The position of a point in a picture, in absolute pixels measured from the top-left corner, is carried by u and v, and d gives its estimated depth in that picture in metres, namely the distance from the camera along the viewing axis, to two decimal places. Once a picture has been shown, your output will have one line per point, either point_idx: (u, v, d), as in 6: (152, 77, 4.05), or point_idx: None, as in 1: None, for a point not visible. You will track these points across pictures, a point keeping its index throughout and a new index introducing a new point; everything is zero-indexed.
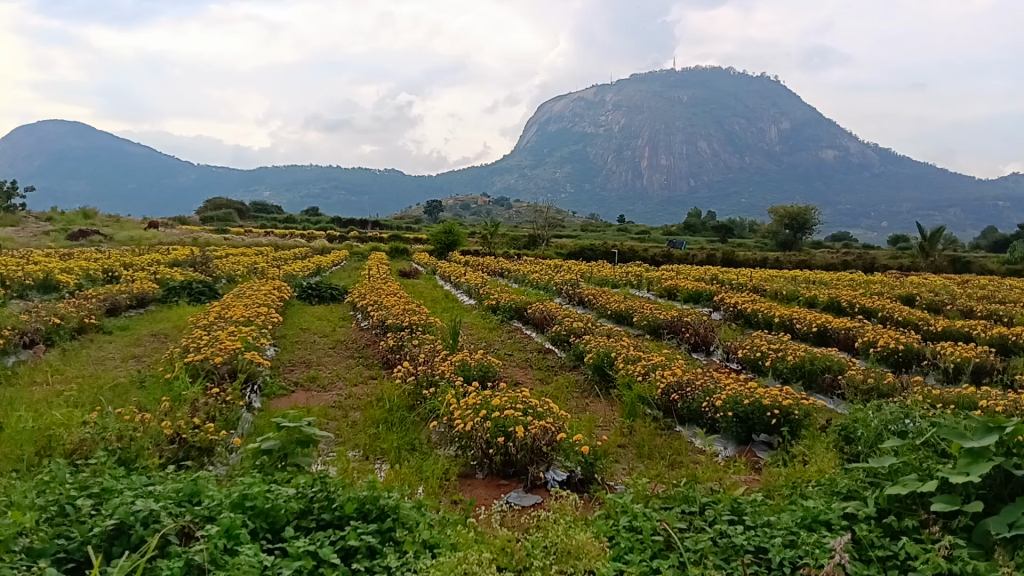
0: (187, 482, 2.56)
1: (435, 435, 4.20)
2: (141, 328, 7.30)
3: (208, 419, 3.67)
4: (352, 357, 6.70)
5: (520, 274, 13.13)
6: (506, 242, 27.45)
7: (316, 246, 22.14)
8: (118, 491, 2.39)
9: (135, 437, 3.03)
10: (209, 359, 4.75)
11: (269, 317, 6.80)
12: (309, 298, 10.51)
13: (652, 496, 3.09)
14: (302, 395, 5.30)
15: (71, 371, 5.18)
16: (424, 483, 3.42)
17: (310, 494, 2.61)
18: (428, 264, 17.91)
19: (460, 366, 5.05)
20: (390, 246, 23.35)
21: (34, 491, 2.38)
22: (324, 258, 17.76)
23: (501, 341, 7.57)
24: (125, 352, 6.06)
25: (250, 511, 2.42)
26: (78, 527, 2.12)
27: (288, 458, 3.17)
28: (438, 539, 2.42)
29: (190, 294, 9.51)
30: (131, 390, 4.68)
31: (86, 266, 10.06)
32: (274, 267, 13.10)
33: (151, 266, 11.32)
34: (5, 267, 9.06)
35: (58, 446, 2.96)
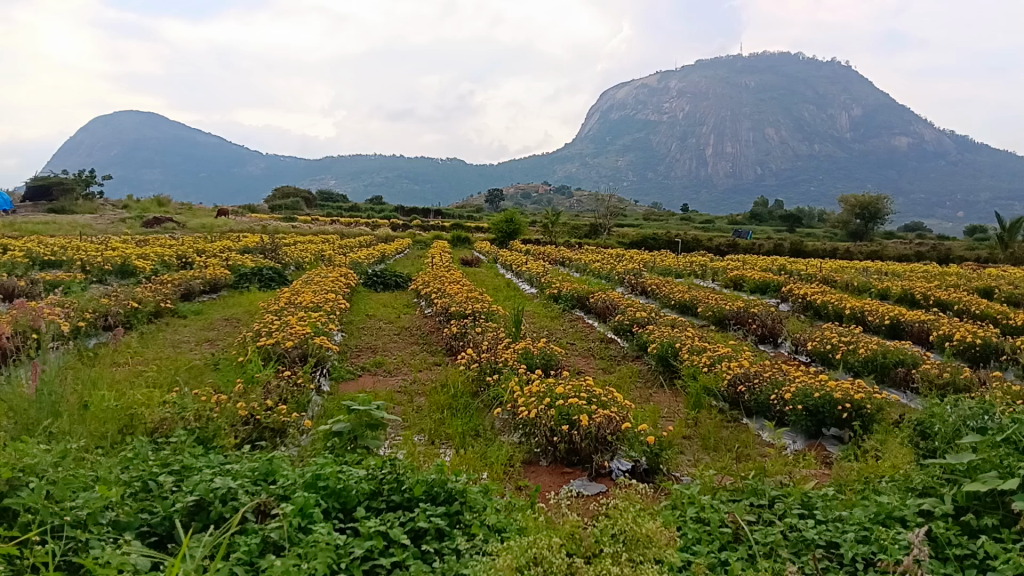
0: (263, 462, 2.63)
1: (499, 422, 4.23)
2: (214, 312, 7.53)
3: (280, 400, 3.79)
4: (416, 344, 6.77)
5: (582, 263, 13.08)
6: (568, 230, 27.34)
7: (379, 234, 22.44)
8: (197, 468, 2.47)
9: (212, 418, 3.14)
10: (280, 343, 4.87)
11: (337, 303, 6.94)
12: (374, 284, 10.67)
13: (719, 487, 3.06)
14: (369, 379, 5.41)
15: (149, 354, 5.37)
16: (489, 469, 3.45)
17: (380, 476, 2.66)
18: (490, 252, 17.98)
19: (523, 354, 5.06)
20: (452, 234, 23.51)
21: (119, 466, 2.48)
22: (387, 245, 17.99)
23: (563, 329, 7.57)
24: (199, 335, 6.27)
25: (322, 490, 2.47)
26: (160, 503, 2.21)
27: (358, 440, 3.25)
28: (504, 524, 2.44)
29: (260, 280, 9.75)
30: (207, 372, 4.85)
31: (161, 253, 10.40)
32: (340, 254, 13.33)
33: (223, 252, 11.65)
34: (86, 253, 9.43)
35: (139, 425, 3.07)
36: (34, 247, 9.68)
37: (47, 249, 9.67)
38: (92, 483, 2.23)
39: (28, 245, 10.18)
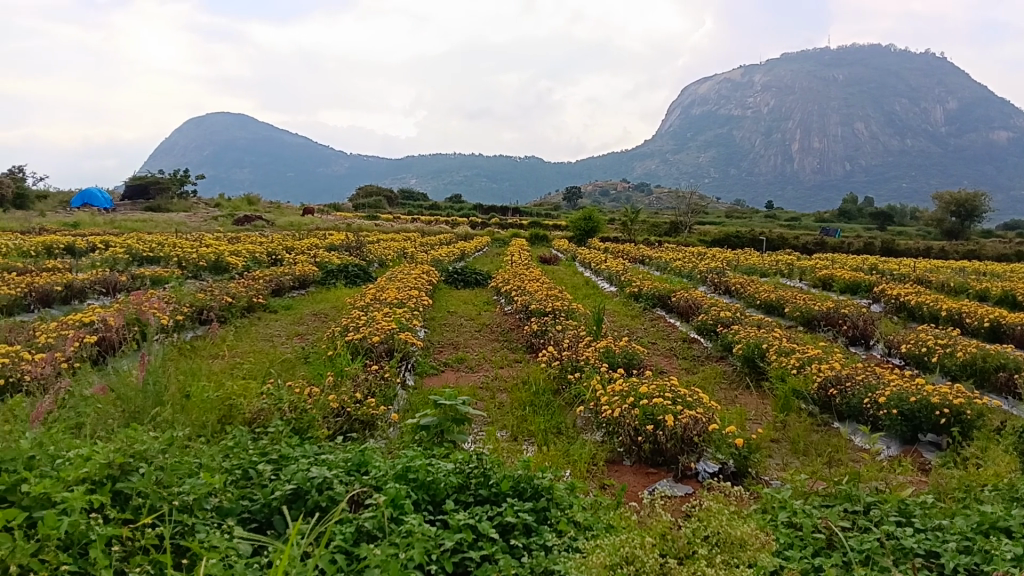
0: (356, 453, 2.70)
1: (581, 420, 4.21)
2: (303, 307, 7.75)
3: (369, 394, 3.90)
4: (497, 341, 6.81)
5: (663, 262, 12.92)
6: (648, 228, 27.04)
7: (458, 232, 22.70)
8: (294, 458, 2.56)
9: (307, 410, 3.27)
10: (367, 338, 4.99)
11: (420, 299, 7.04)
12: (455, 282, 10.78)
13: (810, 492, 2.98)
14: (451, 375, 5.48)
15: (243, 347, 5.57)
16: (572, 466, 3.44)
17: (468, 470, 2.69)
18: (569, 250, 17.93)
19: (606, 352, 5.03)
20: (530, 233, 23.56)
21: (220, 454, 2.58)
22: (467, 243, 18.13)
23: (644, 328, 7.50)
24: (290, 330, 6.46)
25: (412, 482, 2.52)
26: (260, 490, 2.29)
27: (445, 434, 3.31)
28: (591, 522, 2.45)
29: (346, 277, 9.97)
30: (297, 365, 4.99)
31: (252, 250, 10.74)
32: (422, 252, 13.53)
33: (310, 249, 11.98)
34: (182, 250, 9.82)
35: (238, 415, 3.23)
36: (134, 243, 10.16)
37: (146, 245, 10.12)
38: (197, 470, 2.33)
39: (129, 242, 10.67)
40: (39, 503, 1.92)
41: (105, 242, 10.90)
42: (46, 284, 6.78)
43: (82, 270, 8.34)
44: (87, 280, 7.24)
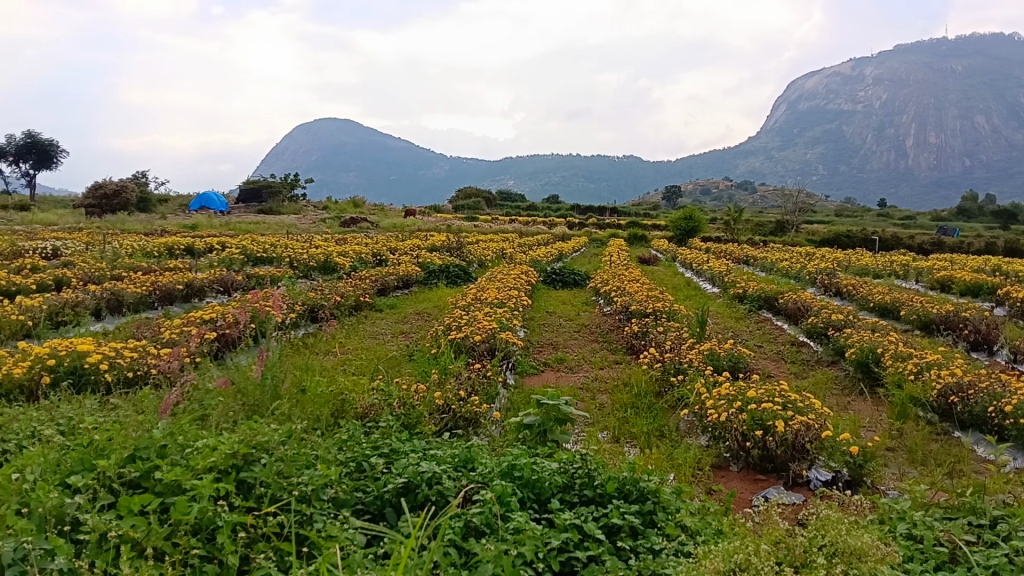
0: (463, 450, 2.75)
1: (685, 423, 4.14)
2: (407, 306, 7.92)
3: (472, 391, 3.96)
4: (597, 342, 6.77)
5: (768, 262, 12.57)
6: (752, 227, 26.35)
7: (557, 232, 22.76)
8: (404, 453, 2.64)
9: (416, 406, 3.37)
10: (469, 337, 5.07)
11: (520, 300, 7.09)
12: (554, 282, 10.79)
13: (931, 503, 2.84)
14: (552, 375, 5.49)
15: (351, 344, 5.73)
16: (678, 470, 3.39)
17: (573, 469, 2.70)
18: (669, 251, 17.65)
19: (710, 355, 4.92)
20: (630, 232, 23.33)
21: (336, 446, 2.69)
22: (566, 244, 18.10)
23: (749, 331, 7.32)
24: (395, 328, 6.61)
25: (518, 480, 2.55)
26: (373, 483, 2.37)
27: (547, 434, 3.32)
28: (699, 527, 2.41)
29: (447, 277, 10.13)
30: (402, 362, 5.11)
31: (358, 251, 11.04)
32: (521, 252, 13.61)
33: (413, 250, 12.23)
34: (293, 251, 10.19)
35: (350, 410, 3.37)
36: (248, 244, 10.61)
37: (260, 246, 10.55)
38: (314, 461, 2.44)
39: (244, 243, 11.15)
40: (171, 489, 2.04)
41: (222, 243, 11.43)
42: (169, 282, 7.16)
43: (201, 270, 8.78)
44: (206, 280, 7.61)
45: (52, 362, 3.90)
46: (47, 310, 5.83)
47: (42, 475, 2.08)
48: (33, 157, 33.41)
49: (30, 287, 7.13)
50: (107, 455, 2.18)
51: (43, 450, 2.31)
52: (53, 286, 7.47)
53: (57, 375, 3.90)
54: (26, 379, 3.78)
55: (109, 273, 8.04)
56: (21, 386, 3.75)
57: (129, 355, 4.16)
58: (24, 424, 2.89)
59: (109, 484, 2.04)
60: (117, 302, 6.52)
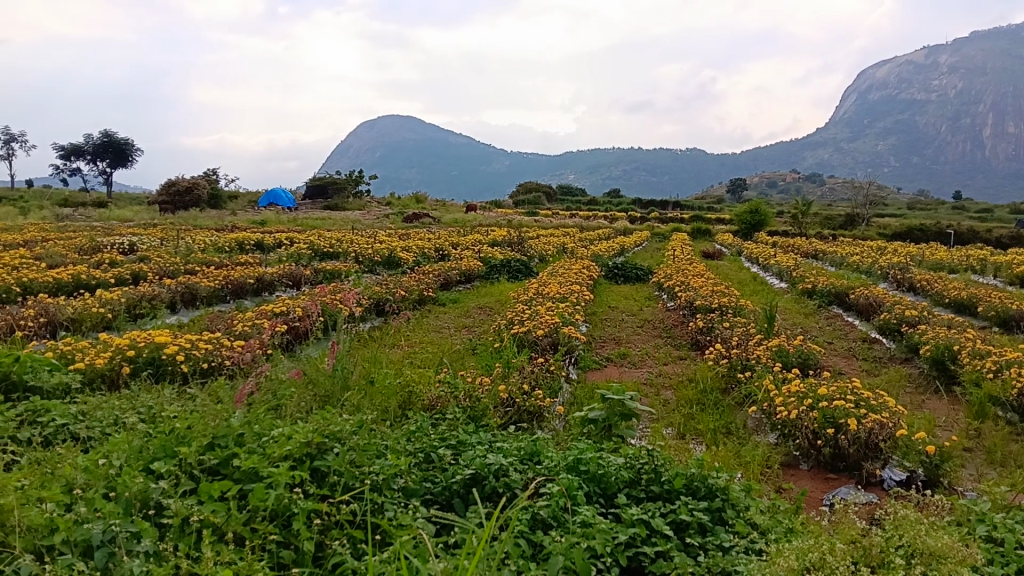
0: (529, 443, 2.77)
1: (752, 420, 4.09)
2: (469, 300, 7.97)
3: (536, 384, 3.98)
4: (660, 337, 6.70)
5: (838, 257, 12.26)
6: (820, 220, 25.72)
7: (619, 227, 22.59)
8: (471, 445, 2.67)
9: (482, 400, 3.40)
10: (532, 331, 5.08)
11: (582, 295, 7.06)
12: (616, 277, 10.73)
13: (1012, 505, 2.74)
14: (615, 370, 5.46)
15: (416, 337, 5.81)
16: (745, 468, 3.35)
17: (640, 465, 2.68)
18: (735, 245, 17.35)
19: (778, 351, 4.83)
20: (693, 227, 23.02)
21: (404, 438, 2.74)
22: (628, 238, 17.94)
23: (819, 327, 7.16)
24: (458, 322, 6.66)
25: (584, 474, 2.55)
26: (441, 474, 2.41)
27: (612, 429, 3.31)
28: (770, 525, 2.38)
29: (509, 271, 10.16)
30: (466, 356, 5.16)
31: (421, 246, 11.15)
32: (583, 247, 13.57)
33: (475, 245, 12.31)
34: (358, 246, 10.36)
35: (417, 402, 3.42)
36: (315, 240, 10.82)
37: (326, 241, 10.75)
38: (383, 452, 2.49)
39: (310, 238, 11.38)
40: (249, 476, 2.12)
41: (289, 238, 11.68)
42: (240, 276, 7.36)
43: (270, 264, 8.99)
44: (276, 274, 7.80)
45: (132, 353, 4.05)
46: (126, 303, 6.05)
47: (128, 461, 2.18)
48: (110, 156, 34.67)
49: (110, 281, 7.41)
50: (188, 443, 2.27)
51: (128, 436, 2.41)
52: (130, 280, 7.75)
53: (136, 366, 4.06)
54: (108, 369, 3.93)
55: (183, 267, 8.30)
56: (102, 375, 3.90)
57: (204, 346, 4.29)
58: (108, 413, 3.01)
59: (190, 470, 2.13)
60: (191, 296, 6.73)
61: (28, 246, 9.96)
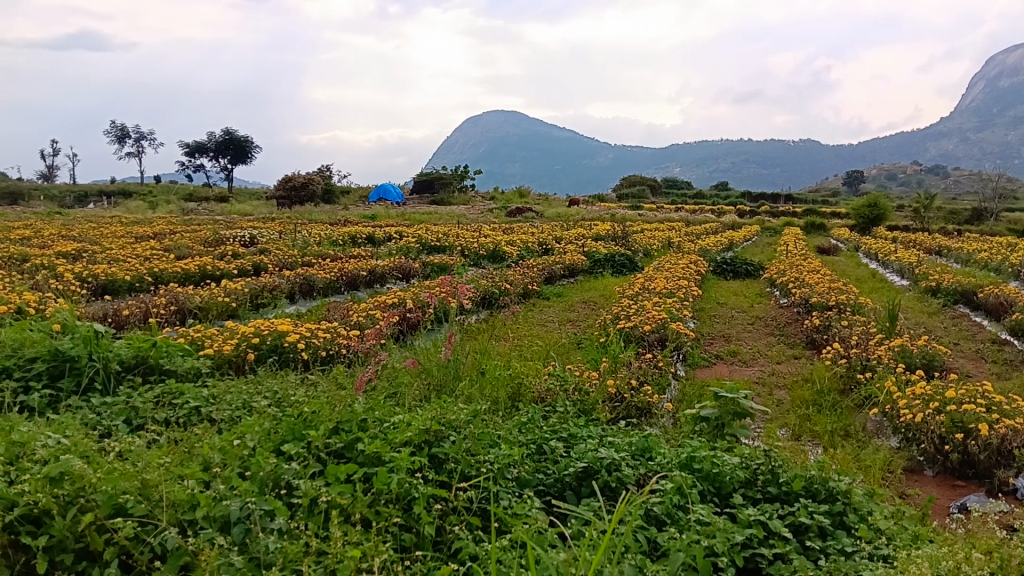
0: (641, 439, 2.75)
1: (871, 424, 3.93)
2: (574, 295, 7.97)
3: (644, 380, 3.96)
4: (772, 335, 6.51)
5: (964, 255, 11.58)
6: (945, 215, 24.37)
7: (727, 221, 22.06)
8: (582, 439, 2.70)
9: (591, 396, 3.41)
10: (639, 327, 5.05)
11: (690, 290, 6.96)
12: (724, 272, 10.49)
13: None
14: (725, 367, 5.35)
15: (522, 330, 5.85)
16: (865, 471, 3.24)
17: (756, 465, 2.63)
18: (851, 240, 16.68)
19: (901, 352, 4.61)
20: (805, 221, 22.26)
21: (517, 429, 2.79)
22: (737, 233, 17.47)
23: (944, 327, 6.81)
24: (563, 316, 6.67)
25: (698, 473, 2.52)
26: (554, 466, 2.44)
27: (725, 428, 3.25)
28: (895, 531, 2.29)
29: (613, 265, 10.09)
30: (572, 350, 5.18)
31: (526, 240, 11.22)
32: (690, 241, 13.35)
33: (579, 239, 12.29)
34: (465, 240, 10.53)
35: (527, 394, 3.47)
36: (424, 234, 11.05)
37: (434, 235, 10.96)
38: (497, 442, 2.56)
39: (419, 232, 11.63)
40: (371, 461, 2.24)
41: (399, 232, 11.98)
42: (353, 269, 7.61)
43: (381, 257, 9.25)
44: (387, 266, 8.02)
45: (257, 340, 4.25)
46: (249, 292, 6.36)
47: (260, 442, 2.33)
48: (231, 152, 36.37)
49: (233, 272, 7.78)
50: (314, 427, 2.41)
51: (259, 419, 2.56)
52: (252, 271, 8.13)
53: (261, 352, 4.26)
54: (235, 355, 4.15)
55: (300, 260, 8.63)
56: (230, 361, 4.12)
57: (322, 335, 4.47)
58: (236, 397, 3.19)
59: (317, 453, 2.26)
60: (308, 287, 7.00)
61: (159, 238, 10.58)
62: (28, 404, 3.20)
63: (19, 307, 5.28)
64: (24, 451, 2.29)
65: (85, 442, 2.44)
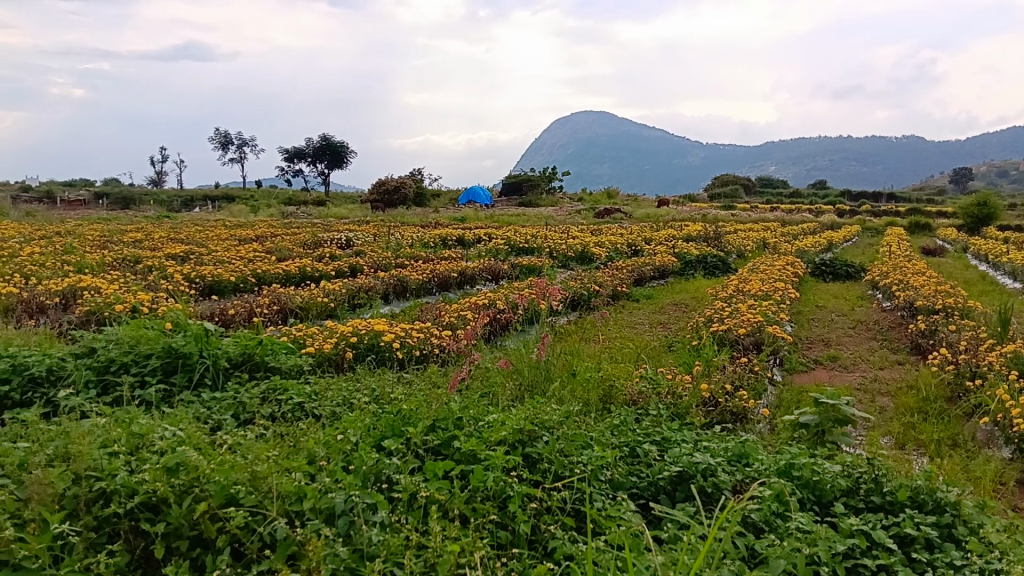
0: (737, 444, 2.72)
1: (981, 433, 3.74)
2: (664, 297, 7.89)
3: (739, 384, 3.89)
4: (875, 340, 6.29)
5: None
6: None
7: (826, 220, 21.35)
8: (676, 442, 2.68)
9: (684, 400, 3.39)
10: (733, 330, 4.98)
11: (786, 292, 6.78)
12: (822, 274, 10.18)
13: None
14: (824, 373, 5.19)
15: (612, 333, 5.83)
16: (975, 483, 3.10)
17: (858, 473, 2.56)
18: (959, 241, 15.89)
19: (1013, 359, 4.37)
20: (909, 220, 21.36)
21: (609, 430, 2.80)
22: (835, 233, 16.89)
23: None
24: (652, 318, 6.62)
25: (797, 480, 2.48)
26: (647, 469, 2.43)
27: (825, 436, 3.16)
28: (1008, 546, 2.19)
29: (705, 267, 9.93)
30: (664, 352, 5.12)
31: (615, 242, 11.17)
32: (785, 242, 13.02)
33: (669, 240, 12.15)
34: (554, 242, 10.56)
35: (618, 396, 3.48)
36: (513, 236, 11.14)
37: (522, 237, 11.04)
38: (590, 443, 2.57)
39: (509, 234, 11.71)
40: (467, 458, 2.31)
41: (488, 234, 12.10)
42: (444, 270, 7.74)
43: (471, 259, 9.37)
44: (477, 268, 8.13)
45: (355, 339, 4.39)
46: (347, 293, 6.55)
47: (361, 437, 2.42)
48: (327, 158, 37.41)
49: (330, 273, 8.02)
50: (412, 424, 2.50)
51: (360, 415, 2.66)
52: (348, 273, 8.36)
53: (359, 351, 4.39)
54: (335, 353, 4.29)
55: (393, 261, 8.83)
56: (330, 358, 4.26)
57: (416, 335, 4.58)
58: (337, 394, 3.30)
59: (415, 449, 2.34)
60: (402, 288, 7.16)
61: (260, 241, 11.00)
62: (145, 398, 3.39)
63: (135, 306, 5.58)
64: (142, 442, 2.44)
65: (198, 435, 2.58)
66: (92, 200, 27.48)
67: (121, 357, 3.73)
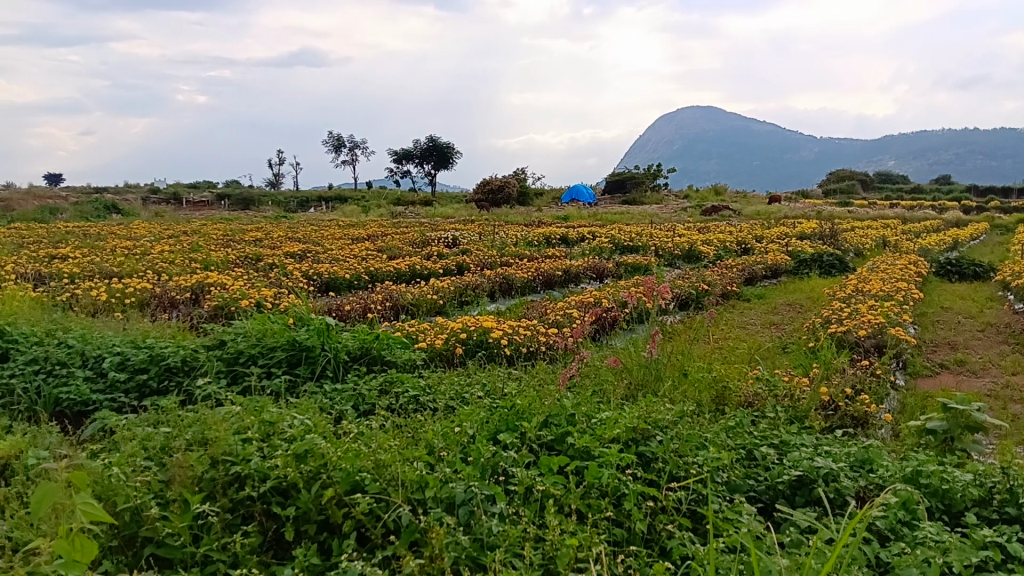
0: (860, 449, 2.64)
1: None
2: (777, 296, 7.68)
3: (859, 388, 3.76)
4: (1006, 344, 5.94)
5: None
6: None
7: (951, 217, 20.19)
8: (795, 446, 2.63)
9: (802, 403, 3.31)
10: (852, 332, 4.81)
11: (908, 292, 6.48)
12: (948, 274, 9.67)
13: None
14: (951, 378, 4.94)
15: (722, 332, 5.74)
16: None
17: (991, 483, 2.44)
18: None
19: None
20: None
21: (724, 432, 2.77)
22: (963, 231, 15.96)
23: None
24: (764, 318, 6.46)
25: (925, 488, 2.39)
26: (765, 473, 2.39)
27: (955, 442, 3.02)
28: None
29: (821, 266, 9.59)
30: (777, 354, 4.99)
31: (723, 240, 10.94)
32: (908, 240, 12.41)
33: (781, 238, 11.80)
34: (660, 240, 10.45)
35: (732, 397, 3.42)
36: (618, 234, 11.07)
37: (627, 236, 10.96)
38: (705, 443, 2.55)
39: (613, 232, 11.66)
40: (581, 454, 2.34)
41: (592, 232, 12.08)
42: (549, 269, 7.78)
43: (577, 257, 9.38)
44: (582, 266, 8.15)
45: (465, 336, 4.48)
46: (455, 291, 6.68)
47: (478, 431, 2.49)
48: (434, 159, 38.12)
49: (439, 271, 8.20)
50: (526, 419, 2.55)
51: (476, 410, 2.73)
52: (456, 271, 8.52)
53: (468, 347, 4.48)
54: (445, 349, 4.40)
55: (499, 259, 8.93)
56: (441, 354, 4.38)
57: (524, 333, 4.63)
58: (450, 388, 3.38)
59: (531, 444, 2.39)
60: (507, 285, 7.24)
61: (372, 239, 11.36)
62: (272, 388, 3.57)
63: (258, 302, 5.88)
64: (273, 429, 2.58)
65: (324, 424, 2.70)
66: (215, 200, 28.98)
67: (248, 349, 3.94)
